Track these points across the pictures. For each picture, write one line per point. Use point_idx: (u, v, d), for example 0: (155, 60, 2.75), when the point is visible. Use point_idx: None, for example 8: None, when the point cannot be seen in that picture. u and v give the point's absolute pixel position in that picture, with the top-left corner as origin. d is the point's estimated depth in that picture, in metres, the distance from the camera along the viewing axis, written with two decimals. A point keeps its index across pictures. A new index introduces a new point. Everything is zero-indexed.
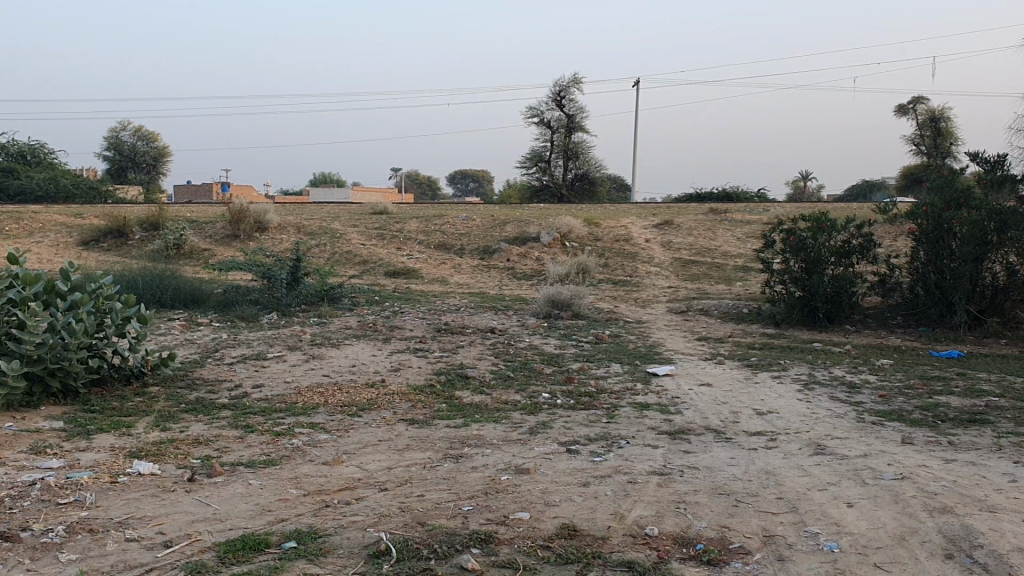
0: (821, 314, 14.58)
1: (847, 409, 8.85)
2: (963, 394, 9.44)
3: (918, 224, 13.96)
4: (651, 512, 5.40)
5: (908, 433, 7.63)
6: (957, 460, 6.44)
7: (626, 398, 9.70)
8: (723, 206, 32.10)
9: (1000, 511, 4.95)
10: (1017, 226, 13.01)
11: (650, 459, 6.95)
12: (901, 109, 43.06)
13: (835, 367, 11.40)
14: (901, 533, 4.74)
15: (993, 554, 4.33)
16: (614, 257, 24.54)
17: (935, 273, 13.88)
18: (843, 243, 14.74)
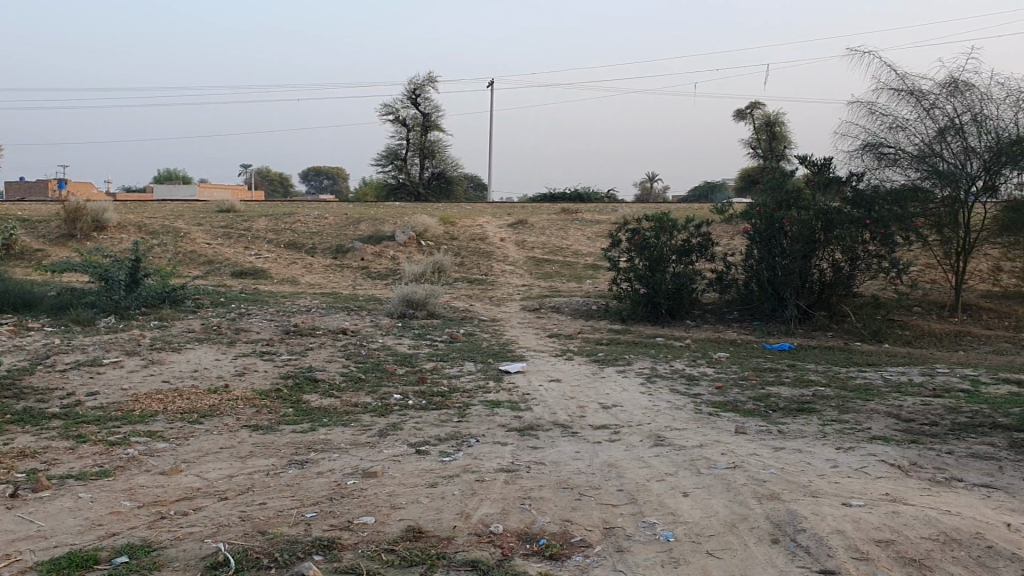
0: (663, 310, 15.11)
1: (686, 401, 9.20)
2: (793, 385, 9.97)
3: (753, 224, 14.60)
4: (496, 510, 5.44)
5: (742, 423, 8.00)
6: (785, 448, 6.79)
7: (476, 396, 9.75)
8: (575, 206, 32.73)
9: (822, 495, 5.25)
10: (841, 226, 13.93)
11: (498, 457, 7.01)
12: (739, 114, 44.96)
13: (676, 361, 11.81)
14: (732, 520, 4.96)
15: (814, 537, 4.56)
16: (468, 255, 24.62)
17: (768, 269, 14.53)
18: (683, 242, 15.36)
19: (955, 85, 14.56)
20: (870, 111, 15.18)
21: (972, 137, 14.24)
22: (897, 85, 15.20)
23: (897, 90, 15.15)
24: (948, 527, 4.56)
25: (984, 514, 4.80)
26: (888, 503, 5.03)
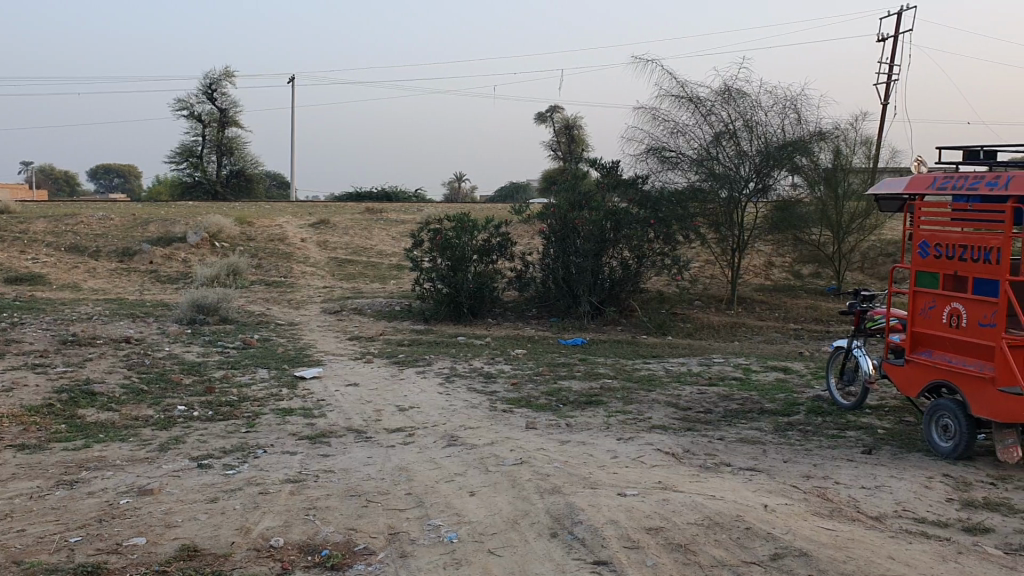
0: (465, 310, 15.21)
1: (481, 399, 9.30)
2: (584, 378, 10.32)
3: (549, 224, 14.92)
4: (279, 522, 5.29)
5: (533, 419, 8.18)
6: (570, 441, 7.00)
7: (268, 404, 9.45)
8: (379, 205, 32.46)
9: (600, 487, 5.44)
10: (629, 225, 14.62)
11: (286, 467, 6.82)
12: (538, 116, 46.00)
13: (474, 360, 11.93)
14: (514, 516, 5.05)
15: (590, 529, 4.71)
16: (267, 256, 23.90)
17: (563, 268, 14.96)
18: (483, 242, 15.53)
19: (729, 93, 15.55)
20: (653, 116, 15.88)
21: (744, 142, 15.36)
22: (677, 93, 16.00)
23: (677, 98, 15.92)
24: (712, 511, 4.83)
25: (745, 497, 5.13)
26: (660, 491, 5.28)
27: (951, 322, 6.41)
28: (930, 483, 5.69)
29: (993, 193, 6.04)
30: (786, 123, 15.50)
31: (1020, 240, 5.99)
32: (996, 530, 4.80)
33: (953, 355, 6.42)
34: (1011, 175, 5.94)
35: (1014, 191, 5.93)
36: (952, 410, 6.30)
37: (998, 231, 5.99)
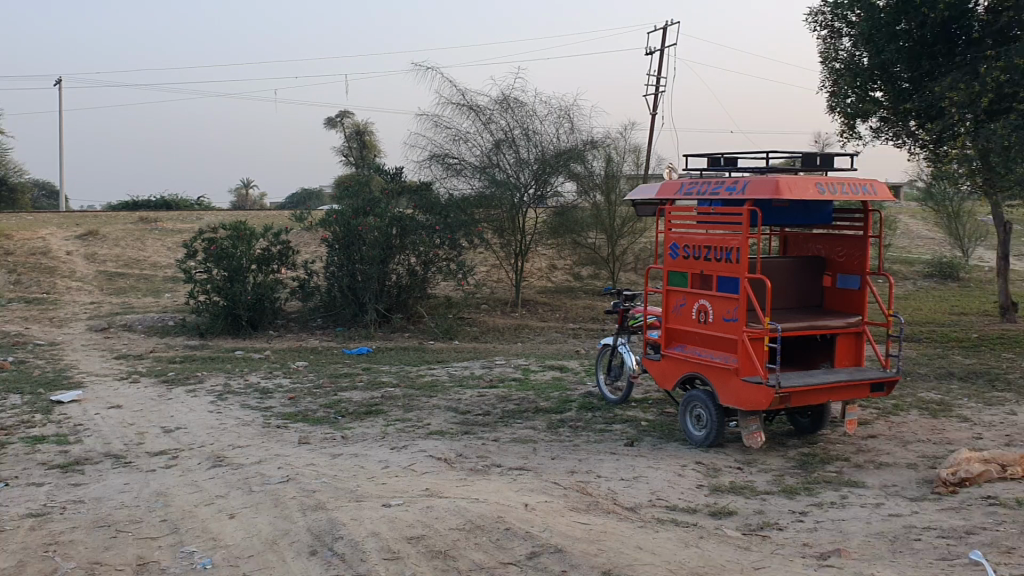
0: (244, 322, 14.66)
1: (255, 415, 8.97)
2: (365, 388, 10.18)
3: (331, 231, 14.44)
4: (12, 562, 4.84)
5: (307, 433, 7.98)
6: (342, 454, 6.87)
7: (17, 433, 8.68)
8: (154, 215, 30.77)
9: (366, 499, 5.36)
10: (414, 233, 14.63)
11: (30, 500, 6.28)
12: (327, 122, 45.16)
13: (251, 374, 11.51)
14: (273, 537, 4.88)
15: (351, 543, 4.63)
16: (26, 271, 22.06)
17: (348, 276, 14.65)
18: (262, 251, 14.97)
19: (507, 101, 15.89)
20: (435, 123, 15.95)
21: (522, 150, 15.82)
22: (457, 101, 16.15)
23: (457, 106, 16.08)
24: (473, 515, 4.86)
25: (506, 498, 5.20)
26: (425, 499, 5.26)
27: (700, 318, 6.79)
28: (683, 471, 6.00)
29: (732, 197, 6.45)
30: (561, 132, 16.06)
31: (756, 241, 6.44)
32: (738, 512, 5.10)
33: (702, 349, 6.81)
34: (746, 179, 6.35)
35: (750, 194, 6.35)
36: (704, 401, 6.69)
37: (737, 233, 6.41)
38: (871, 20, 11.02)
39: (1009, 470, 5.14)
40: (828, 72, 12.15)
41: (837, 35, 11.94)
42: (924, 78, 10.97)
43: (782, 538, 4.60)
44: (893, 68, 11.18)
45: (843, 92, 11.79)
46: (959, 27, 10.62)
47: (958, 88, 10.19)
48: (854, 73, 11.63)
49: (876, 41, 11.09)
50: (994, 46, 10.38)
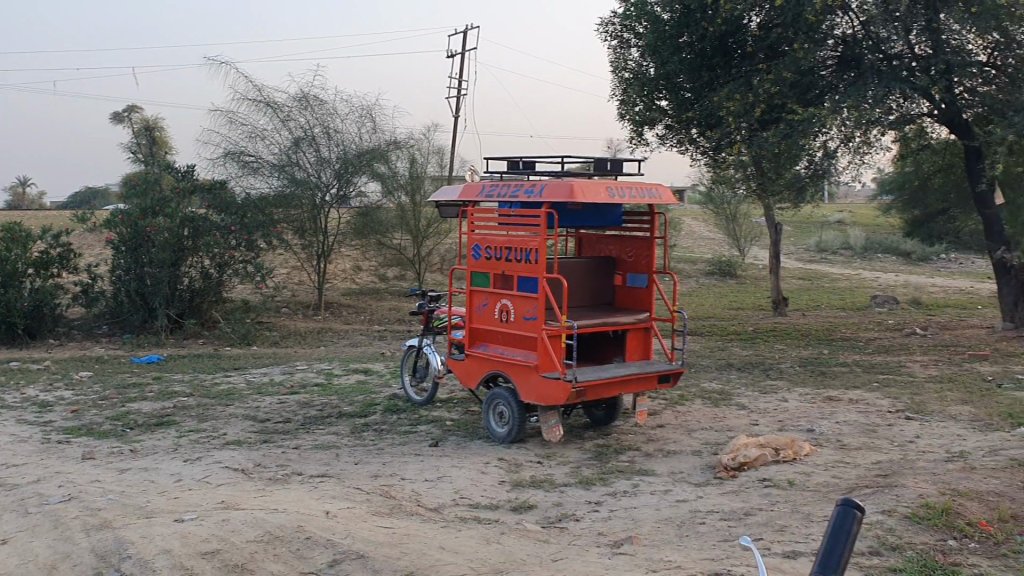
0: (19, 331, 13.58)
1: (32, 431, 8.32)
2: (156, 398, 9.67)
3: (116, 232, 13.62)
4: None
5: (91, 448, 7.49)
6: (130, 469, 6.50)
7: None
8: None
9: (157, 515, 5.10)
10: (208, 234, 14.00)
11: None
12: (113, 116, 42.63)
13: (28, 387, 10.67)
14: (52, 561, 4.56)
15: (140, 562, 4.39)
16: None
17: (136, 279, 13.87)
18: (39, 253, 13.89)
19: (306, 99, 15.59)
20: (230, 120, 15.39)
21: (323, 148, 15.56)
22: (254, 98, 15.64)
23: (254, 103, 15.59)
24: (273, 525, 4.73)
25: (306, 506, 5.10)
26: (221, 511, 5.07)
27: (501, 317, 6.91)
28: (485, 468, 6.08)
29: (530, 200, 6.61)
30: (363, 131, 15.94)
31: (554, 242, 6.63)
32: (537, 506, 5.23)
33: (504, 347, 6.93)
34: (543, 182, 6.52)
35: (547, 197, 6.52)
36: (506, 398, 6.81)
37: (535, 234, 6.57)
38: (656, 32, 11.52)
39: (782, 453, 5.56)
40: (618, 80, 12.64)
41: (626, 45, 12.43)
42: (704, 88, 11.67)
43: (579, 528, 4.75)
44: (676, 78, 11.80)
45: (632, 101, 12.24)
46: (734, 41, 11.38)
47: (734, 99, 10.92)
48: (642, 83, 12.12)
49: (661, 52, 11.67)
50: (765, 60, 11.19)
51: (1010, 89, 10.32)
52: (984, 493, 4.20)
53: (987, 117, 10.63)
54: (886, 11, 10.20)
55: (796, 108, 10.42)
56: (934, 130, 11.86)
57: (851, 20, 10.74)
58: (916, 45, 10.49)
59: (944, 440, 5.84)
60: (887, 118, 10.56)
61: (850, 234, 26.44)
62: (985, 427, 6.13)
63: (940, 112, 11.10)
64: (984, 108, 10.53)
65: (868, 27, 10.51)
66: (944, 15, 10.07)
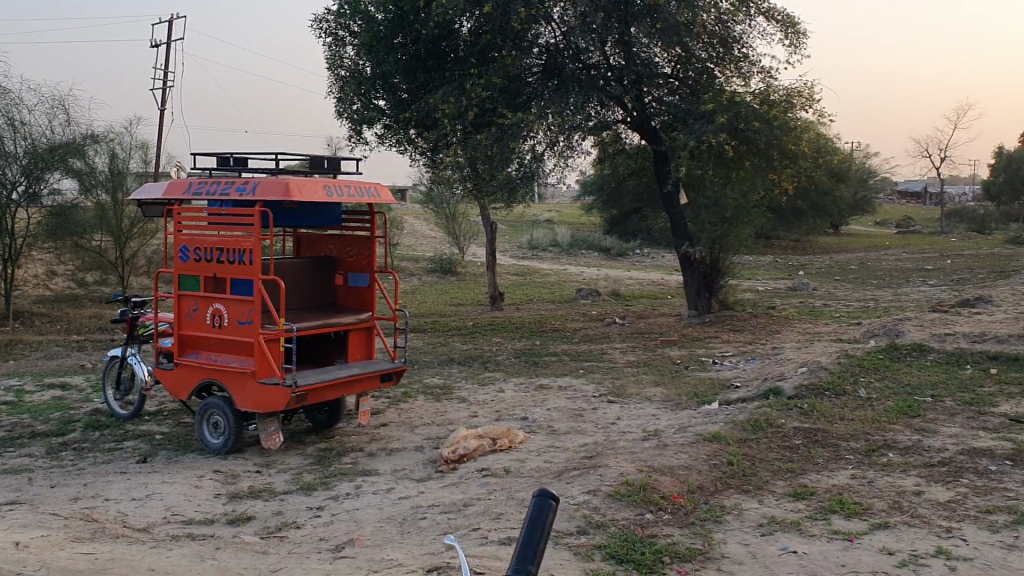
0: None
1: None
2: None
3: None
4: None
5: None
6: None
7: None
8: None
9: None
10: None
11: None
12: None
13: None
14: None
15: None
16: None
17: None
18: None
19: None
20: None
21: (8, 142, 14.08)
22: None
23: None
24: None
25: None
26: None
27: (213, 322, 6.59)
28: (199, 482, 5.79)
29: (243, 198, 6.37)
30: (54, 123, 14.62)
31: (269, 242, 6.43)
32: (256, 517, 5.06)
33: (217, 353, 6.61)
34: (256, 180, 6.30)
35: (260, 196, 6.31)
36: (221, 407, 6.52)
37: (249, 235, 6.35)
38: (371, 31, 11.57)
39: (499, 442, 5.76)
40: (335, 78, 12.47)
41: (341, 43, 12.29)
42: (420, 90, 11.80)
43: (300, 536, 4.65)
44: (392, 79, 11.80)
45: (349, 99, 12.11)
46: (447, 45, 11.69)
47: (449, 102, 11.10)
48: (359, 81, 11.97)
49: (376, 52, 11.66)
50: (476, 64, 11.53)
51: (689, 99, 11.43)
52: (675, 467, 4.59)
53: (672, 125, 11.59)
54: (585, 22, 10.78)
55: (506, 111, 10.89)
56: (627, 136, 12.74)
57: (554, 29, 11.34)
58: (610, 55, 11.27)
59: (642, 420, 6.33)
60: (588, 124, 11.36)
61: (559, 232, 27.91)
62: (675, 406, 6.71)
63: (632, 119, 11.96)
64: (670, 116, 11.54)
65: (568, 37, 11.16)
66: (634, 29, 10.88)
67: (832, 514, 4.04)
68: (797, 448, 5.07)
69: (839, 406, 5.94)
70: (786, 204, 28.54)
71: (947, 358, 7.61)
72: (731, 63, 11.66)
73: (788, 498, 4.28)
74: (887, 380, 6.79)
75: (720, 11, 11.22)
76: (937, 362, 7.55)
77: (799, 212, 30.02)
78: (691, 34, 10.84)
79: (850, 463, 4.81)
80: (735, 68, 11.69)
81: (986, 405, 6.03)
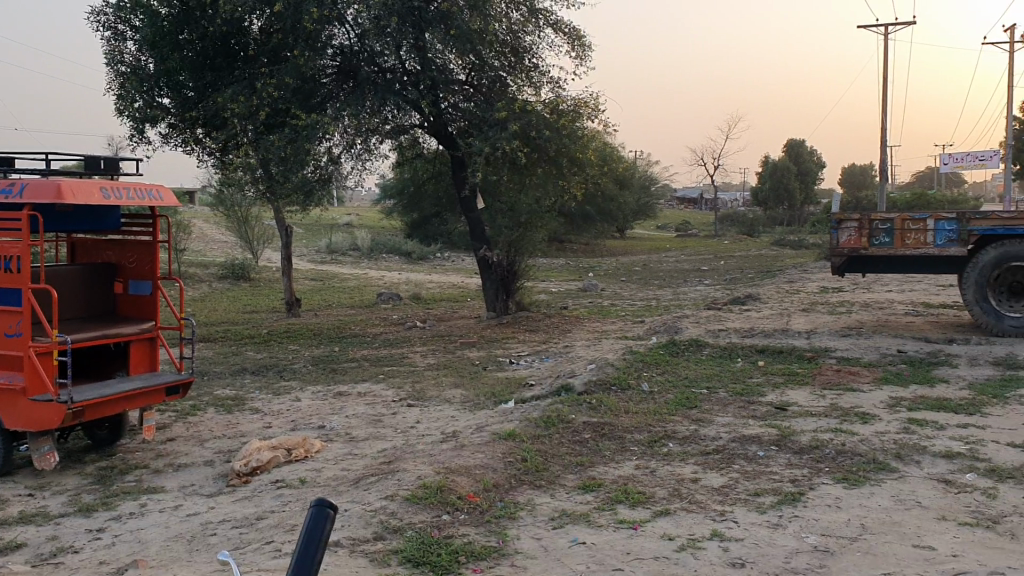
0: None
1: None
2: None
3: None
4: None
5: None
6: None
7: None
8: None
9: None
10: None
11: None
12: None
13: None
14: None
15: None
16: None
17: None
18: None
19: None
20: None
21: None
22: None
23: None
24: None
25: None
26: None
27: None
28: None
29: (8, 201, 5.90)
30: None
31: (39, 248, 6.00)
32: (28, 544, 4.70)
33: None
34: (24, 182, 5.86)
35: (29, 197, 5.87)
36: None
37: (16, 240, 5.89)
38: (153, 27, 10.88)
39: (294, 452, 5.65)
40: (114, 75, 11.55)
41: (121, 37, 11.54)
42: (207, 88, 11.41)
43: (78, 561, 4.37)
44: (177, 76, 11.27)
45: (130, 97, 11.15)
46: (237, 43, 11.33)
47: (238, 101, 10.70)
48: (141, 78, 11.22)
49: (159, 47, 11.06)
50: (267, 64, 11.26)
51: (483, 106, 11.69)
52: (471, 468, 4.66)
53: (468, 130, 11.84)
54: (379, 27, 10.66)
55: (298, 113, 10.68)
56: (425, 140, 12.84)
57: (347, 31, 11.12)
58: (406, 61, 11.25)
59: (439, 422, 6.37)
60: (384, 129, 11.46)
61: (357, 236, 27.60)
62: (472, 407, 6.81)
63: (429, 124, 12.06)
64: (466, 123, 11.75)
65: (363, 39, 10.94)
66: (427, 35, 10.93)
67: (618, 504, 4.23)
68: (587, 442, 5.27)
69: (625, 401, 6.23)
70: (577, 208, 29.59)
71: (720, 353, 8.15)
72: (523, 72, 11.90)
73: (578, 491, 4.44)
74: (668, 374, 7.18)
75: (511, 20, 11.50)
76: (712, 356, 8.06)
77: (590, 216, 31.17)
78: (483, 43, 11.01)
79: (635, 454, 5.05)
80: (527, 78, 11.96)
81: (755, 395, 6.50)
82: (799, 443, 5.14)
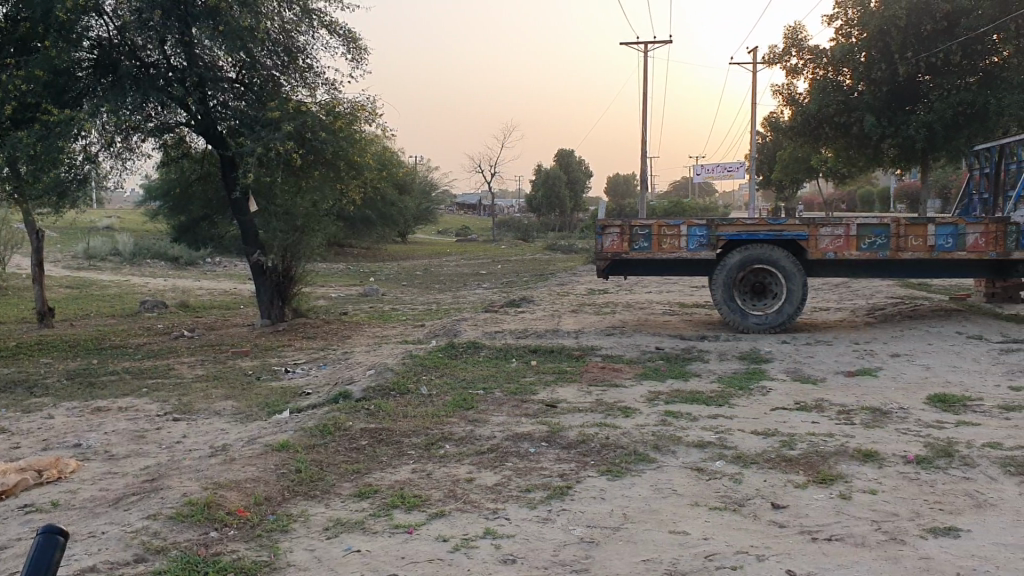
0: None
1: None
2: None
3: None
4: None
5: None
6: None
7: None
8: None
9: None
10: None
11: None
12: None
13: None
14: None
15: None
16: None
17: None
18: None
19: None
20: None
21: None
22: None
23: None
24: None
25: None
26: None
27: None
28: None
29: None
30: None
31: None
32: None
33: None
34: None
35: None
36: None
37: None
38: None
39: (45, 474, 5.23)
40: None
41: None
42: None
43: None
44: None
45: None
46: None
47: None
48: None
49: None
50: (15, 54, 10.37)
51: (255, 105, 11.38)
52: (241, 481, 4.51)
53: (238, 131, 11.48)
54: (140, 20, 10.22)
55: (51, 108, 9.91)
56: (193, 139, 12.28)
57: (106, 23, 10.48)
58: (170, 56, 10.83)
59: (209, 436, 6.11)
60: (146, 125, 10.87)
61: (118, 241, 25.84)
62: (245, 418, 6.59)
63: (196, 123, 11.48)
64: (237, 122, 11.35)
65: (123, 33, 10.46)
66: (194, 30, 10.49)
67: (393, 509, 4.23)
68: (363, 448, 5.23)
69: (403, 405, 6.24)
70: (354, 212, 29.32)
71: (496, 354, 8.34)
72: (296, 72, 11.65)
73: (353, 498, 4.40)
74: (445, 376, 7.27)
75: (283, 19, 11.23)
76: (488, 357, 8.22)
77: (368, 221, 30.78)
78: (254, 41, 10.73)
79: (412, 458, 5.07)
80: (301, 78, 11.73)
81: (527, 394, 6.70)
82: (567, 438, 5.35)
